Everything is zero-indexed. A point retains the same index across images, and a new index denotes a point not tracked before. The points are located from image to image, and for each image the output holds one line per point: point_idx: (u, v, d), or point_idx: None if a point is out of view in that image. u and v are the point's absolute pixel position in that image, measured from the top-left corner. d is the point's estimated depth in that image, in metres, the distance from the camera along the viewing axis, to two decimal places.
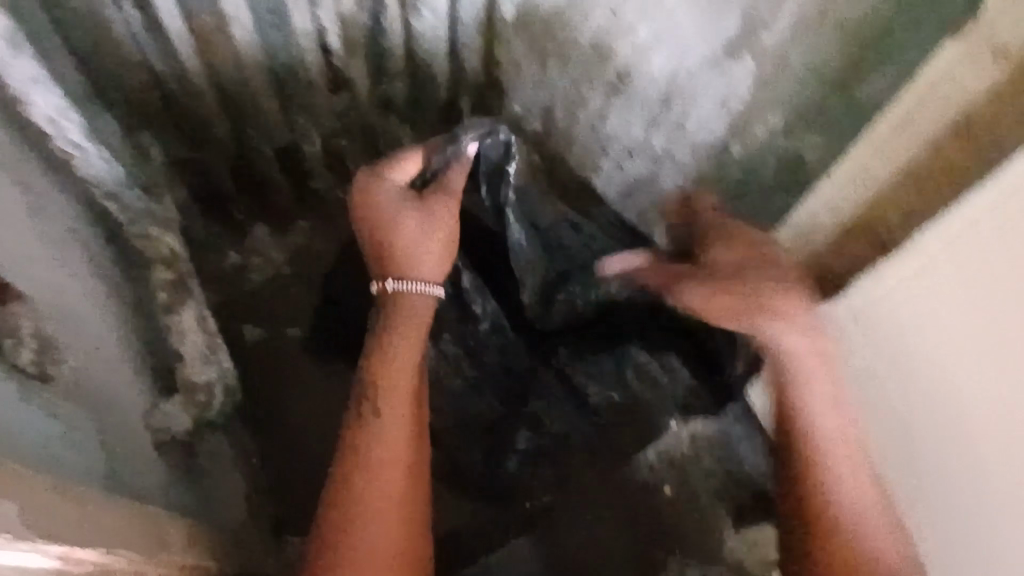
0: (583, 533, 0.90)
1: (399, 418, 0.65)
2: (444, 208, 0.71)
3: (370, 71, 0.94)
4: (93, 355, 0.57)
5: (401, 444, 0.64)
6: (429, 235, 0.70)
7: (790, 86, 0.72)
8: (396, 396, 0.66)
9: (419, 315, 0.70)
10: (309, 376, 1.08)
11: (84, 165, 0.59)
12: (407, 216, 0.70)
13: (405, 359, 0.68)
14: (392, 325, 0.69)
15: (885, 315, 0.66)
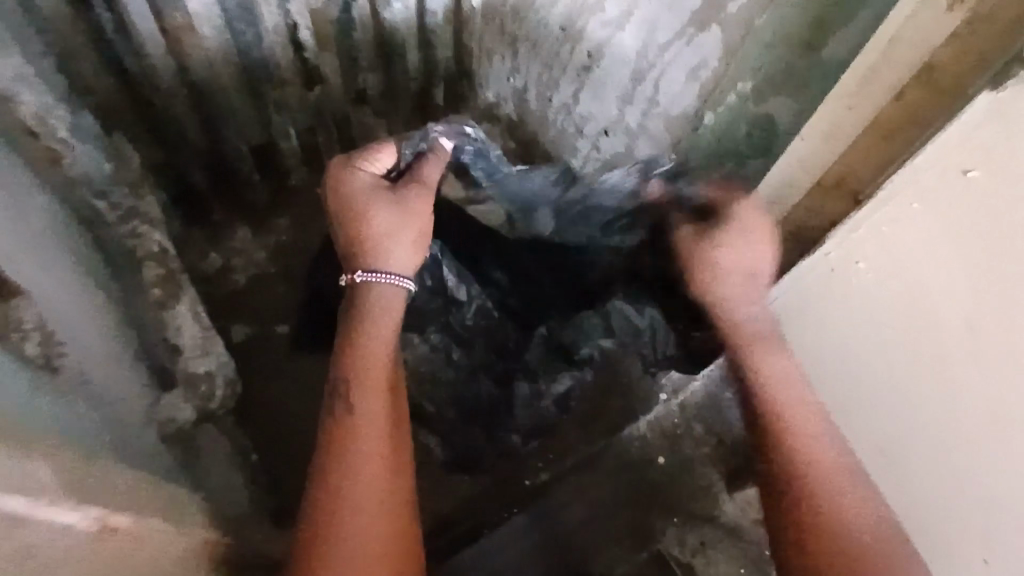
0: (578, 502, 1.00)
1: (377, 403, 0.62)
2: (419, 197, 0.69)
3: (341, 61, 0.94)
4: (93, 349, 0.56)
5: (382, 425, 0.62)
6: (396, 225, 0.67)
7: (756, 52, 0.72)
8: (372, 381, 0.63)
9: (388, 308, 0.67)
10: (299, 369, 1.10)
11: (70, 161, 0.59)
12: (379, 204, 0.67)
13: (378, 344, 0.65)
14: (362, 324, 0.65)
15: (876, 256, 0.63)
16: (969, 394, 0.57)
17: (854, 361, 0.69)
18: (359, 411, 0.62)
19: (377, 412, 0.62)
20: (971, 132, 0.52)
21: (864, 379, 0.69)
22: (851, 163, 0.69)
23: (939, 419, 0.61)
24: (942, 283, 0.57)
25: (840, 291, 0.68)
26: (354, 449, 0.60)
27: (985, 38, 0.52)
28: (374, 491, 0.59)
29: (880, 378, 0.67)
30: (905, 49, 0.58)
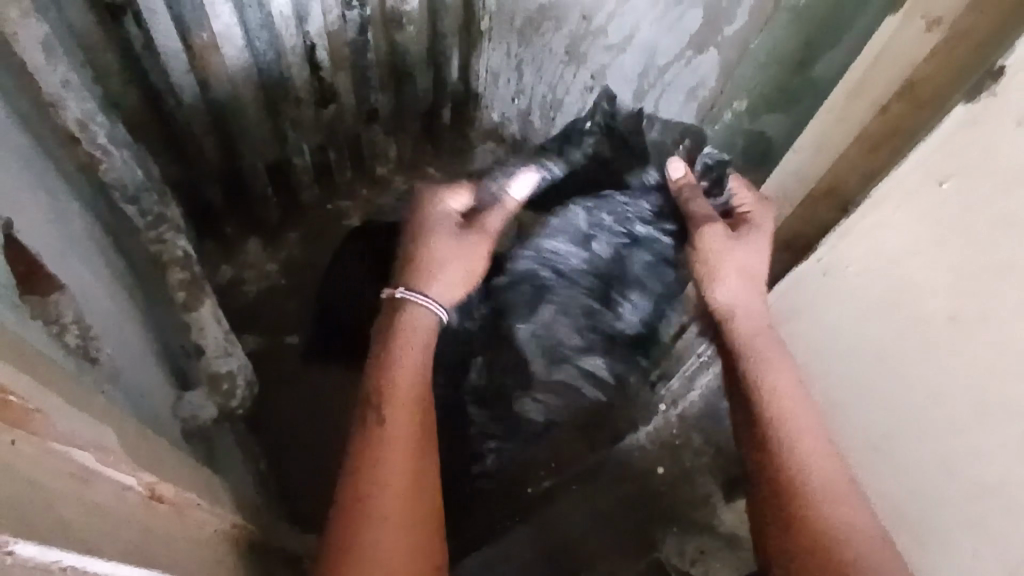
0: (582, 508, 1.03)
1: (406, 420, 0.65)
2: (479, 239, 0.75)
3: (355, 80, 0.99)
4: (124, 346, 0.60)
5: (412, 441, 0.65)
6: (451, 258, 0.74)
7: (748, 73, 0.73)
8: (403, 400, 0.66)
9: (420, 326, 0.71)
10: (303, 379, 1.12)
11: (107, 166, 0.62)
12: (444, 235, 0.74)
13: (409, 365, 0.68)
14: (400, 335, 0.70)
15: (865, 263, 0.64)
16: (968, 392, 0.61)
17: (846, 358, 0.72)
18: (389, 428, 0.64)
19: (409, 429, 0.65)
20: (949, 145, 0.52)
21: (858, 374, 0.72)
22: (843, 172, 0.66)
23: (936, 415, 0.65)
24: (931, 292, 0.60)
25: (830, 295, 0.70)
26: (382, 463, 0.62)
27: (953, 58, 0.53)
28: (397, 503, 0.62)
29: (876, 376, 0.70)
30: (889, 66, 0.57)
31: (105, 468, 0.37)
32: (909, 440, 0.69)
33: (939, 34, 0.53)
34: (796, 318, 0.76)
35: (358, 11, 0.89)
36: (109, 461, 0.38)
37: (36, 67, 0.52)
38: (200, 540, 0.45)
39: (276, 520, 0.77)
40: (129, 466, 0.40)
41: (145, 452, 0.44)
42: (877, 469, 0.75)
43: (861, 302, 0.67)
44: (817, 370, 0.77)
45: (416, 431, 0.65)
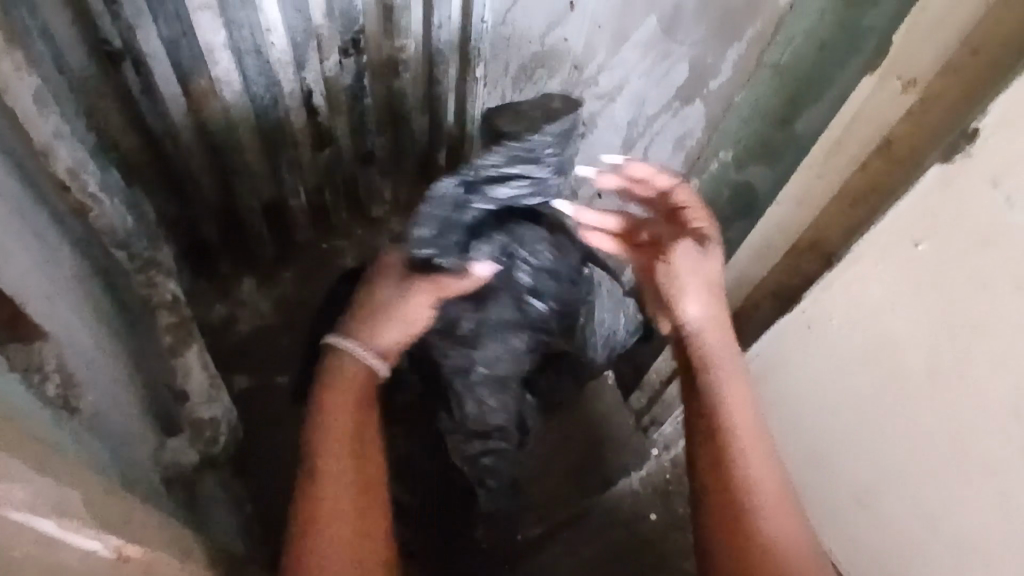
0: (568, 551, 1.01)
1: (341, 474, 0.63)
2: (418, 305, 0.68)
3: (351, 124, 1.01)
4: (108, 392, 0.60)
5: (349, 504, 0.62)
6: (409, 325, 0.69)
7: (734, 126, 0.74)
8: (338, 460, 0.63)
9: (355, 380, 0.67)
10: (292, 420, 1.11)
11: (98, 213, 0.63)
12: (395, 293, 0.68)
13: (341, 424, 0.64)
14: (336, 379, 0.66)
15: (846, 312, 0.65)
16: (948, 447, 0.61)
17: (826, 412, 0.73)
18: (325, 475, 0.62)
19: (346, 492, 0.62)
20: (924, 203, 0.54)
21: (840, 428, 0.72)
22: (822, 227, 0.68)
23: (918, 471, 0.65)
24: (909, 348, 0.60)
25: (810, 343, 0.70)
26: (321, 511, 0.61)
27: (925, 122, 0.56)
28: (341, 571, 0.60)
29: (858, 431, 0.70)
30: (866, 126, 0.60)
31: (72, 533, 0.37)
32: (894, 495, 0.69)
33: (912, 100, 0.56)
34: (780, 371, 0.76)
35: (355, 58, 0.91)
36: (76, 523, 0.38)
37: (29, 117, 0.53)
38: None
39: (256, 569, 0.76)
40: (96, 525, 0.39)
41: (118, 511, 0.44)
42: (860, 518, 0.75)
43: (841, 348, 0.67)
44: (800, 422, 0.77)
45: (351, 485, 0.63)
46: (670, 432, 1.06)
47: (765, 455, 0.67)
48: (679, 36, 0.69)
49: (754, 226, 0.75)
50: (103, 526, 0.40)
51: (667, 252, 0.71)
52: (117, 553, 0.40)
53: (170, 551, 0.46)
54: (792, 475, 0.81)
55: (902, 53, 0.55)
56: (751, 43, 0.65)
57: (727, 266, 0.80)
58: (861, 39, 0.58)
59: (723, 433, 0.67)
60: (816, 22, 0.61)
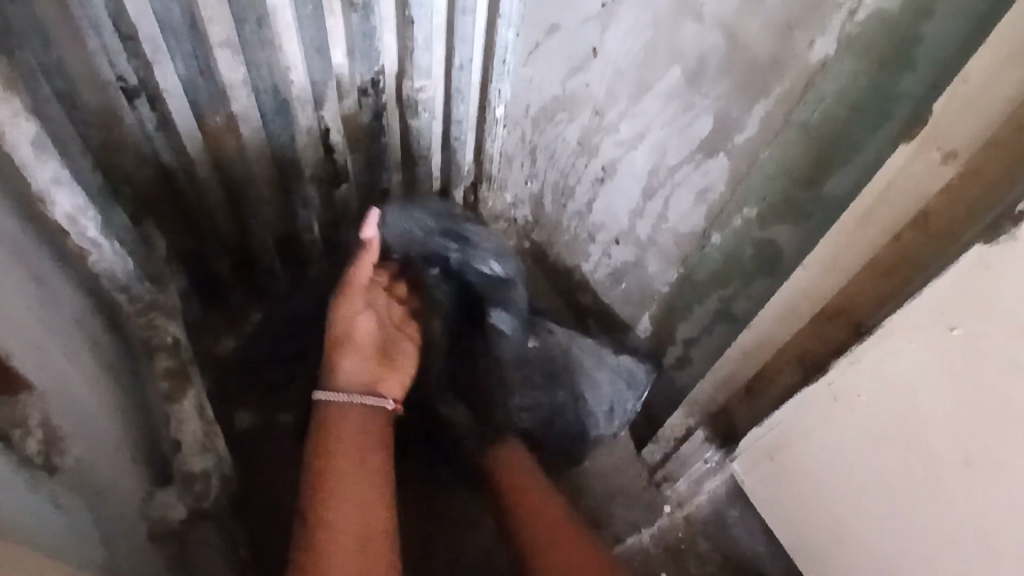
0: None
1: (354, 516, 0.63)
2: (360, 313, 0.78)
3: (367, 162, 0.99)
4: (96, 446, 0.57)
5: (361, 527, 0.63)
6: (362, 340, 0.78)
7: (759, 183, 0.70)
8: (345, 487, 0.65)
9: (348, 416, 0.73)
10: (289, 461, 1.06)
11: (94, 258, 0.63)
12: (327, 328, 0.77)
13: (355, 440, 0.70)
14: (331, 422, 0.71)
15: (870, 388, 0.61)
16: (962, 516, 0.58)
17: (843, 476, 0.68)
18: (337, 518, 0.63)
19: (354, 510, 0.64)
20: (961, 276, 0.50)
21: (856, 493, 0.68)
22: (851, 298, 0.64)
23: (929, 535, 0.62)
24: (937, 427, 0.57)
25: (829, 419, 0.67)
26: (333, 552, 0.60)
27: (965, 198, 0.53)
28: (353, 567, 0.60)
29: (872, 496, 0.66)
30: (902, 195, 0.56)
31: None
32: (904, 559, 0.66)
33: (948, 175, 0.53)
34: (803, 437, 0.72)
35: (373, 99, 0.90)
36: None
37: (26, 163, 0.53)
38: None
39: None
40: None
41: None
42: (860, 567, 0.72)
43: (859, 425, 0.64)
44: (821, 498, 0.73)
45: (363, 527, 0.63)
46: (687, 493, 0.97)
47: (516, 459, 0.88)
48: (702, 88, 0.68)
49: (775, 291, 0.70)
50: None
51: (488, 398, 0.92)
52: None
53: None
54: (831, 557, 0.75)
55: (941, 124, 0.51)
56: (778, 101, 0.62)
57: (750, 327, 0.75)
58: (900, 100, 0.55)
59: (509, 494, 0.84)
60: (848, 82, 0.58)
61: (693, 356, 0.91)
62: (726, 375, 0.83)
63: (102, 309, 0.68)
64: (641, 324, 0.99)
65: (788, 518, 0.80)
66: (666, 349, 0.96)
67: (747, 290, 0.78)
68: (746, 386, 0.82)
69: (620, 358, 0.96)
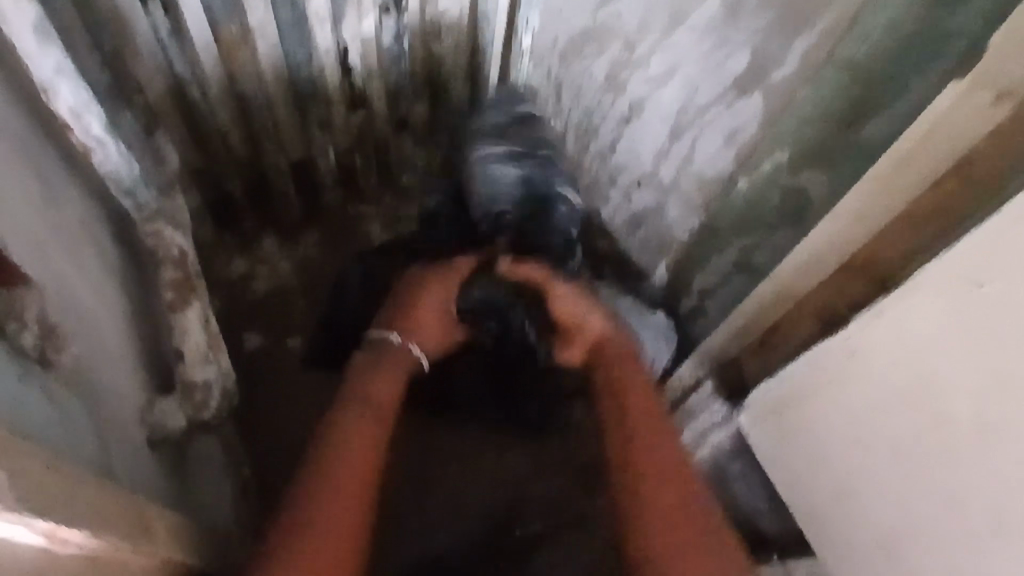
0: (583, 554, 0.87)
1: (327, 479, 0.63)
2: (401, 286, 0.85)
3: (386, 89, 0.96)
4: (93, 348, 0.56)
5: (336, 493, 0.62)
6: (401, 303, 0.83)
7: (793, 124, 0.66)
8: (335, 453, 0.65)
9: (382, 372, 0.77)
10: (290, 382, 1.04)
11: (100, 158, 0.61)
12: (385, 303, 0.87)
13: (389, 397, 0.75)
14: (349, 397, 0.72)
15: (889, 344, 0.60)
16: (966, 491, 0.55)
17: (851, 439, 0.66)
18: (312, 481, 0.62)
19: (349, 480, 0.64)
20: (993, 232, 0.49)
21: (862, 459, 0.65)
22: (882, 249, 0.61)
23: (926, 507, 0.59)
24: (954, 395, 0.55)
25: (844, 379, 0.65)
26: (304, 505, 0.60)
27: (1015, 143, 0.50)
28: (313, 524, 0.59)
29: (878, 460, 0.63)
30: (943, 138, 0.53)
31: (21, 513, 0.32)
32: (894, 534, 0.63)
33: (997, 119, 0.50)
34: (815, 394, 0.69)
35: (394, 18, 0.87)
36: (20, 506, 0.33)
37: (25, 48, 0.52)
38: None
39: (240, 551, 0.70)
40: (40, 505, 0.34)
41: (76, 482, 0.40)
42: (850, 554, 0.69)
43: (873, 384, 0.62)
44: (822, 461, 0.70)
45: (333, 490, 0.62)
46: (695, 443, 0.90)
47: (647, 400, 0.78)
48: (742, 20, 0.65)
49: (799, 241, 0.68)
50: (40, 507, 0.34)
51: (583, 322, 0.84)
52: (48, 535, 0.35)
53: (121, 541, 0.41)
54: (824, 537, 0.72)
55: (995, 63, 0.48)
56: (823, 34, 0.59)
57: (770, 277, 0.73)
58: (951, 37, 0.51)
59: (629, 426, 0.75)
60: (891, 19, 0.55)
61: (708, 306, 0.88)
62: (740, 325, 0.81)
63: (108, 215, 0.68)
64: (658, 271, 0.96)
65: (781, 484, 0.77)
66: (680, 299, 0.93)
67: (768, 240, 0.74)
68: (760, 338, 0.80)
69: (657, 318, 0.92)
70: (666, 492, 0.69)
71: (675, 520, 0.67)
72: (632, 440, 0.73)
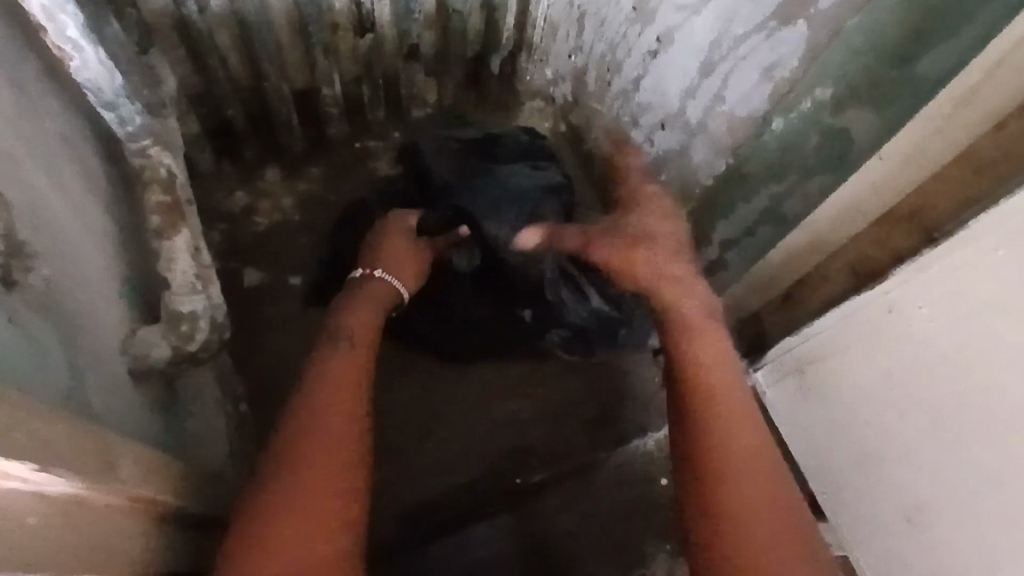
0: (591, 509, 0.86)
1: (320, 425, 0.59)
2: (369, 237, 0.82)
3: (398, 13, 0.89)
4: (65, 271, 0.52)
5: (330, 441, 0.59)
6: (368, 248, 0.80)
7: (840, 58, 0.60)
8: (325, 400, 0.61)
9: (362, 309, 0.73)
10: (289, 321, 1.00)
11: (77, 63, 0.56)
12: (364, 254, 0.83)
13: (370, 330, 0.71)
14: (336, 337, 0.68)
15: (942, 301, 0.55)
16: (1015, 462, 0.50)
17: (869, 402, 0.63)
18: (305, 428, 0.59)
19: (338, 425, 0.60)
20: None
21: (887, 425, 0.61)
22: (930, 195, 0.58)
23: (963, 474, 0.54)
24: (1015, 361, 0.49)
25: (889, 338, 0.60)
26: (294, 454, 0.57)
27: None
28: (301, 479, 0.56)
29: (897, 429, 0.60)
30: (1013, 77, 0.49)
31: None
32: (905, 505, 0.60)
33: None
34: (836, 355, 0.66)
35: None
36: None
37: None
38: (46, 527, 0.37)
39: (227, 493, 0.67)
40: None
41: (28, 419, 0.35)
42: (871, 514, 0.65)
43: (918, 342, 0.57)
44: (850, 420, 0.66)
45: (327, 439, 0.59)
46: None
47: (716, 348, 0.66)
48: None
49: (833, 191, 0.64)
50: None
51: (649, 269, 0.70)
52: None
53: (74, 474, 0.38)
54: (841, 498, 0.68)
55: None
56: None
57: (801, 226, 0.68)
58: None
59: (712, 398, 0.62)
60: None
61: (730, 260, 0.83)
62: (763, 280, 0.78)
63: (90, 134, 0.63)
64: None
65: (792, 441, 0.74)
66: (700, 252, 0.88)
67: (803, 187, 0.69)
68: (786, 292, 0.77)
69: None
70: (742, 481, 0.58)
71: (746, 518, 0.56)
72: (710, 421, 0.61)
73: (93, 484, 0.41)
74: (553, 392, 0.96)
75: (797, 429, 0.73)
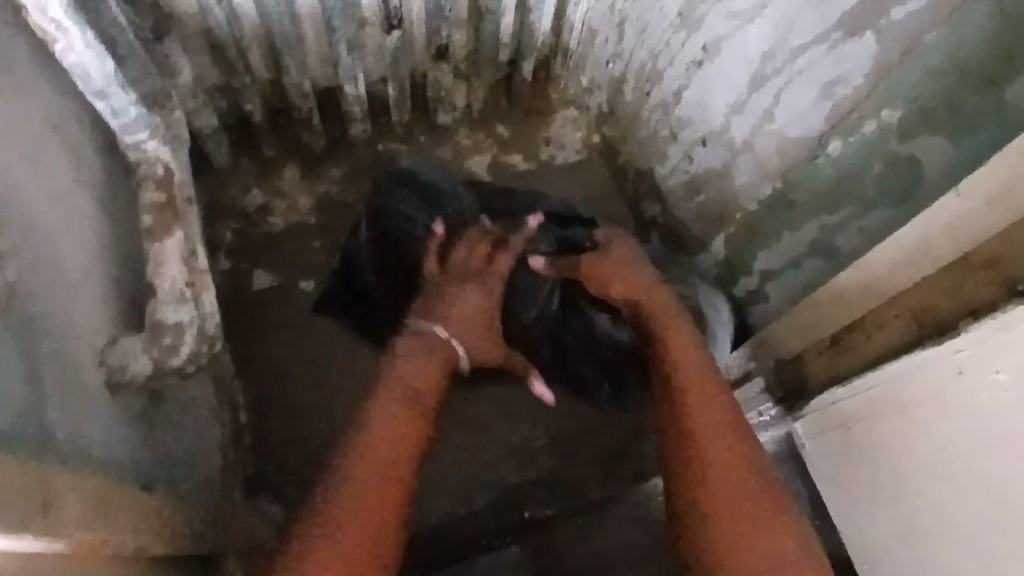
0: (621, 538, 0.77)
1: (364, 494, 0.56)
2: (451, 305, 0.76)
3: (427, 10, 0.84)
4: (35, 272, 0.47)
5: (366, 511, 0.55)
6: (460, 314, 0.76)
7: (912, 78, 0.53)
8: (370, 466, 0.58)
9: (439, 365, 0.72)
10: (295, 330, 0.93)
11: (61, 47, 0.52)
12: (458, 304, 0.76)
13: (433, 378, 0.68)
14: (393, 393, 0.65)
15: (989, 380, 0.49)
16: None
17: (889, 453, 0.59)
18: (346, 495, 0.55)
19: (378, 498, 0.56)
20: None
21: (916, 487, 0.56)
22: (1014, 244, 0.49)
23: (969, 546, 0.51)
24: None
25: (928, 402, 0.54)
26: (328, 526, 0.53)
27: None
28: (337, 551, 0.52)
29: (903, 478, 0.57)
30: None
31: None
32: (901, 549, 0.58)
33: None
34: (885, 414, 0.59)
35: None
36: None
37: None
38: None
39: (201, 522, 0.60)
40: None
41: None
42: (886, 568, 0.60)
43: (960, 415, 0.51)
44: (885, 478, 0.59)
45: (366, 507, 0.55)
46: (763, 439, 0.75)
47: (708, 373, 0.66)
48: None
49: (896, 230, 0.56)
50: None
51: (607, 283, 0.75)
52: None
53: (29, 526, 0.36)
54: (856, 547, 0.64)
55: None
56: None
57: (855, 265, 0.61)
58: None
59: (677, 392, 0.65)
60: None
61: (770, 293, 0.76)
62: (806, 320, 0.69)
63: (82, 125, 0.59)
64: (713, 247, 0.83)
65: (826, 497, 0.68)
66: (735, 280, 0.80)
67: (860, 222, 0.61)
68: (832, 338, 0.68)
69: (722, 310, 0.79)
70: (721, 477, 0.59)
71: (735, 510, 0.57)
72: (687, 417, 0.63)
73: (13, 520, 0.35)
74: (572, 418, 0.89)
75: (824, 467, 0.68)
